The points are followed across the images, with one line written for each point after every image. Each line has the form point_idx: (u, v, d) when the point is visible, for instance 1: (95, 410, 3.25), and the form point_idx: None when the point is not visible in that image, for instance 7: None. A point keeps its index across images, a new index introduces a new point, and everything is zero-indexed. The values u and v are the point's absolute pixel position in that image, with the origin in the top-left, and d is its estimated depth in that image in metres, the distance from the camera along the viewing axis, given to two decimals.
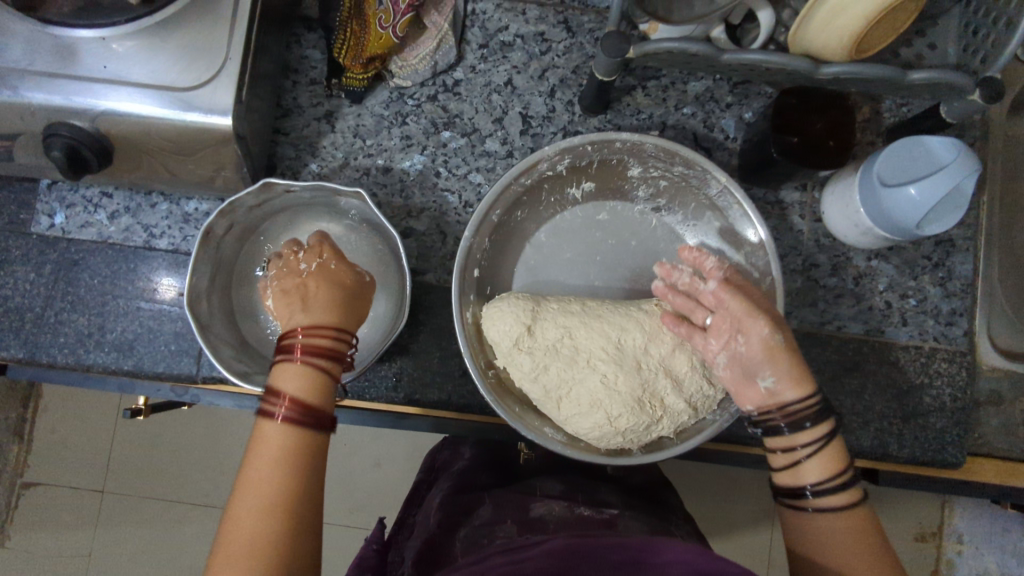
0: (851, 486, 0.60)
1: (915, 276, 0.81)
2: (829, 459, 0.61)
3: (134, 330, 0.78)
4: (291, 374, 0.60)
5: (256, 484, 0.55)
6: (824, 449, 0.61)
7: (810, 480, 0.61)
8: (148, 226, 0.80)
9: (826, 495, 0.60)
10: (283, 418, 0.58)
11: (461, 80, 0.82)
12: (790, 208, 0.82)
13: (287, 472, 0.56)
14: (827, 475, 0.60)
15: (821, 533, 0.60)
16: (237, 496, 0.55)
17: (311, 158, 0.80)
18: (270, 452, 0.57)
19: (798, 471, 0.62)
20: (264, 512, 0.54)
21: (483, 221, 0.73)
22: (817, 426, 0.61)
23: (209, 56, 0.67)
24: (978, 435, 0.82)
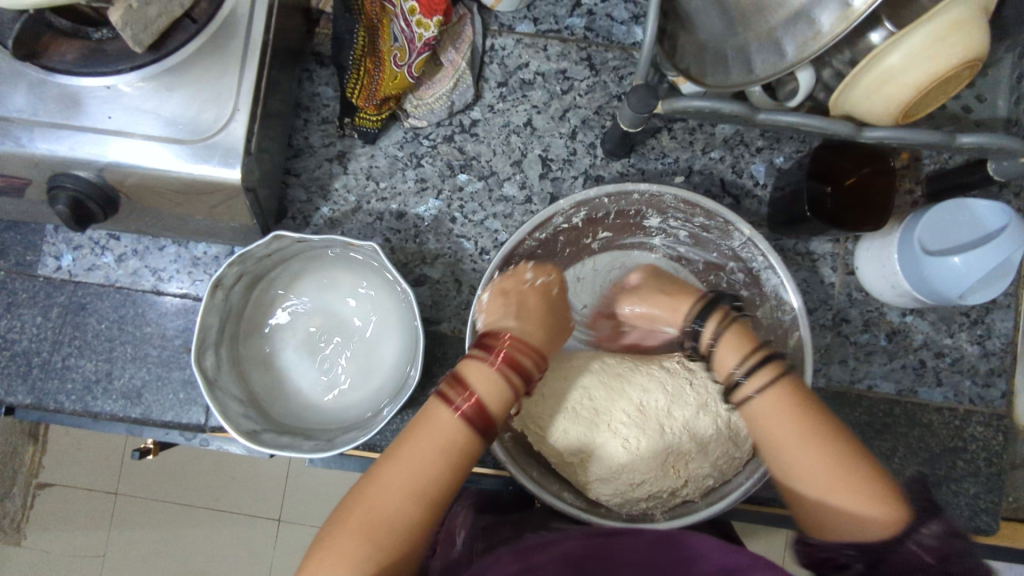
0: (769, 360, 0.60)
1: (951, 333, 0.78)
2: (739, 345, 0.63)
3: (141, 377, 0.76)
4: (488, 376, 0.59)
5: (413, 466, 0.55)
6: (729, 334, 0.64)
7: (730, 366, 0.62)
8: (156, 269, 0.78)
9: (754, 374, 0.60)
10: (465, 419, 0.57)
11: (478, 120, 0.79)
12: (821, 259, 0.78)
13: (452, 453, 0.56)
14: (739, 358, 0.61)
15: (765, 424, 0.58)
16: (382, 469, 0.55)
17: (323, 202, 0.78)
18: (435, 445, 0.56)
19: (723, 367, 0.63)
20: (407, 502, 0.53)
21: (496, 275, 0.70)
22: (711, 317, 0.66)
23: (218, 104, 0.64)
24: (1013, 500, 0.79)
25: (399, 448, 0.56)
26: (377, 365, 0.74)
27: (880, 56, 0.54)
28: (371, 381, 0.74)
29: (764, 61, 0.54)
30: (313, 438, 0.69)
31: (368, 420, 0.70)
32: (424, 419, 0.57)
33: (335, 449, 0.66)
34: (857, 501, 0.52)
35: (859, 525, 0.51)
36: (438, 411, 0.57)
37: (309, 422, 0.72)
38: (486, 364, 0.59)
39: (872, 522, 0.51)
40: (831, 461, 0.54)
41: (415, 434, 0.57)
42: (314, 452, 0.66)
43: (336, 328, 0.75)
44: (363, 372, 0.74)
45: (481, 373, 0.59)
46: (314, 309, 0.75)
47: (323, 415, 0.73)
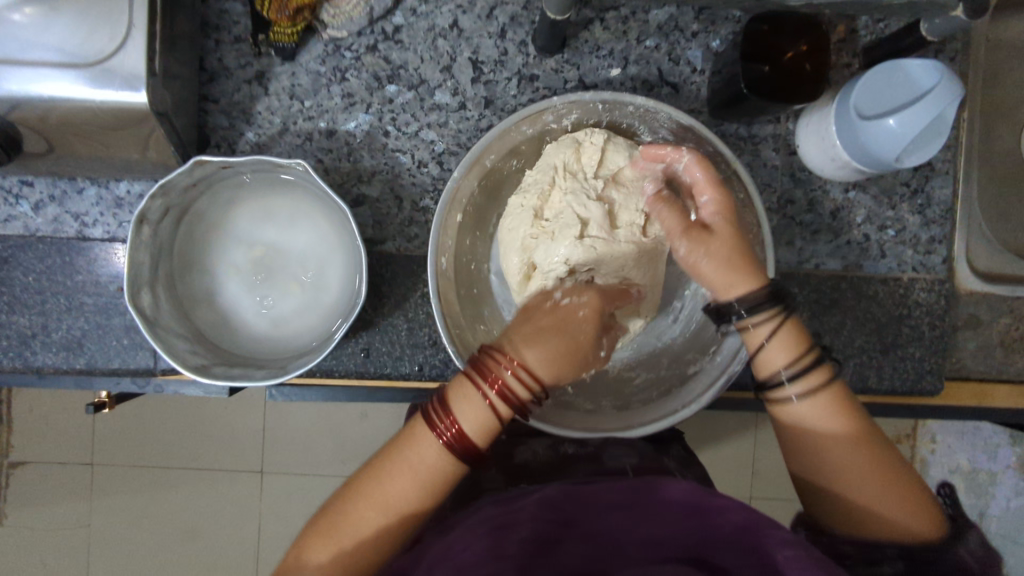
0: (818, 363, 0.58)
1: (893, 205, 0.79)
2: (789, 343, 0.59)
3: (80, 328, 0.73)
4: (475, 403, 0.55)
5: (385, 480, 0.55)
6: (780, 331, 0.59)
7: (775, 365, 0.60)
8: (79, 215, 0.73)
9: (800, 381, 0.58)
10: (443, 442, 0.55)
11: (401, 26, 0.74)
12: (763, 142, 0.77)
13: (432, 477, 0.55)
14: (791, 358, 0.59)
15: (810, 431, 0.59)
16: (363, 483, 0.56)
17: (247, 127, 0.74)
18: (412, 469, 0.55)
19: (765, 365, 0.60)
20: (382, 518, 0.55)
21: (477, 160, 0.68)
22: (768, 312, 0.59)
23: (113, 21, 0.59)
24: (954, 360, 0.82)
25: (382, 461, 0.57)
26: (325, 292, 0.73)
27: None
28: (321, 307, 0.73)
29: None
30: (266, 367, 0.69)
31: (319, 345, 0.69)
32: (413, 437, 0.56)
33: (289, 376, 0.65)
34: (903, 498, 0.56)
35: (902, 522, 0.55)
36: (426, 437, 0.56)
37: (257, 353, 0.71)
38: (479, 392, 0.55)
39: (907, 509, 0.56)
40: (871, 461, 0.57)
41: (398, 447, 0.57)
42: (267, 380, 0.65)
43: (275, 260, 0.73)
44: (309, 301, 0.73)
45: (473, 407, 0.55)
46: (249, 241, 0.73)
47: (275, 345, 0.72)
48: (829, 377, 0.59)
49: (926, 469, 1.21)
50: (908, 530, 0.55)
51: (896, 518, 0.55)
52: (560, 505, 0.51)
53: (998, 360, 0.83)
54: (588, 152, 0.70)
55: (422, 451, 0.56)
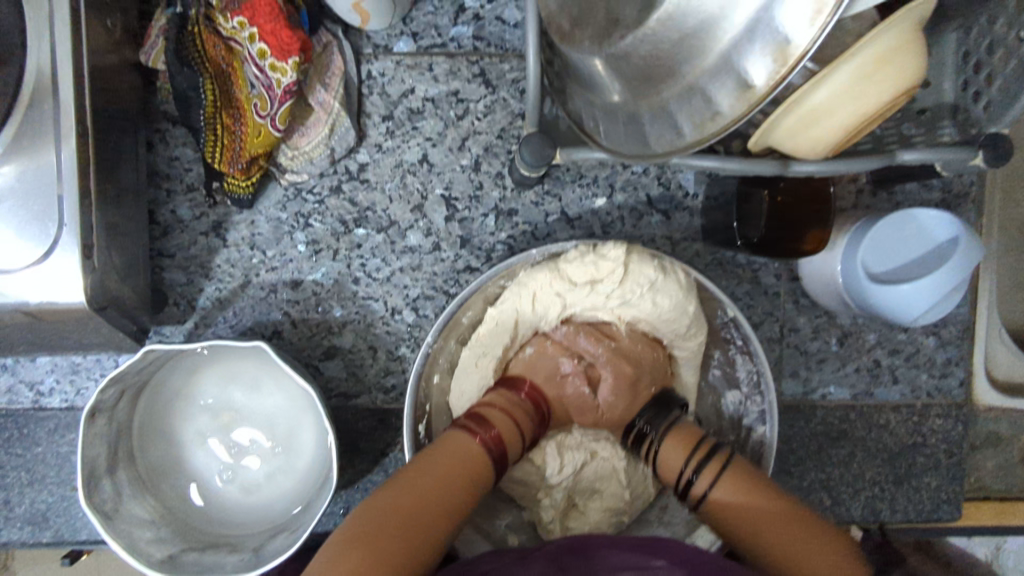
0: (713, 451, 0.57)
1: (905, 328, 0.73)
2: (681, 440, 0.59)
3: (43, 501, 0.69)
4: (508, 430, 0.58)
5: (440, 479, 0.53)
6: (675, 428, 0.60)
7: (677, 468, 0.58)
8: (33, 384, 0.69)
9: (704, 473, 0.56)
10: (479, 440, 0.56)
11: (366, 164, 0.69)
12: (763, 268, 0.72)
13: (478, 475, 0.54)
14: (687, 455, 0.57)
15: (730, 510, 0.54)
16: (416, 474, 0.53)
17: (206, 281, 0.69)
18: (453, 461, 0.54)
19: (669, 470, 0.58)
20: (437, 512, 0.51)
21: (452, 321, 0.64)
22: (665, 422, 0.60)
23: (43, 215, 0.54)
24: (974, 480, 0.77)
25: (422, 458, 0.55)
26: (298, 454, 0.69)
27: (802, 97, 0.44)
28: (296, 470, 0.68)
29: (656, 131, 0.44)
30: (239, 550, 0.64)
31: (294, 521, 0.64)
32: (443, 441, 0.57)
33: (261, 566, 0.60)
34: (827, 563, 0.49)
35: None
36: (459, 434, 0.57)
37: (230, 526, 0.67)
38: (506, 407, 0.59)
39: (846, 572, 0.49)
40: (790, 526, 0.52)
41: (435, 453, 0.55)
42: (239, 572, 0.60)
43: (246, 423, 0.69)
44: (283, 464, 0.69)
45: (507, 397, 0.60)
46: (217, 404, 0.69)
47: (249, 516, 0.68)
48: (727, 461, 0.57)
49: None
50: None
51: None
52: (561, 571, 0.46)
53: (1022, 477, 0.78)
54: (606, 270, 0.61)
55: (460, 444, 0.56)
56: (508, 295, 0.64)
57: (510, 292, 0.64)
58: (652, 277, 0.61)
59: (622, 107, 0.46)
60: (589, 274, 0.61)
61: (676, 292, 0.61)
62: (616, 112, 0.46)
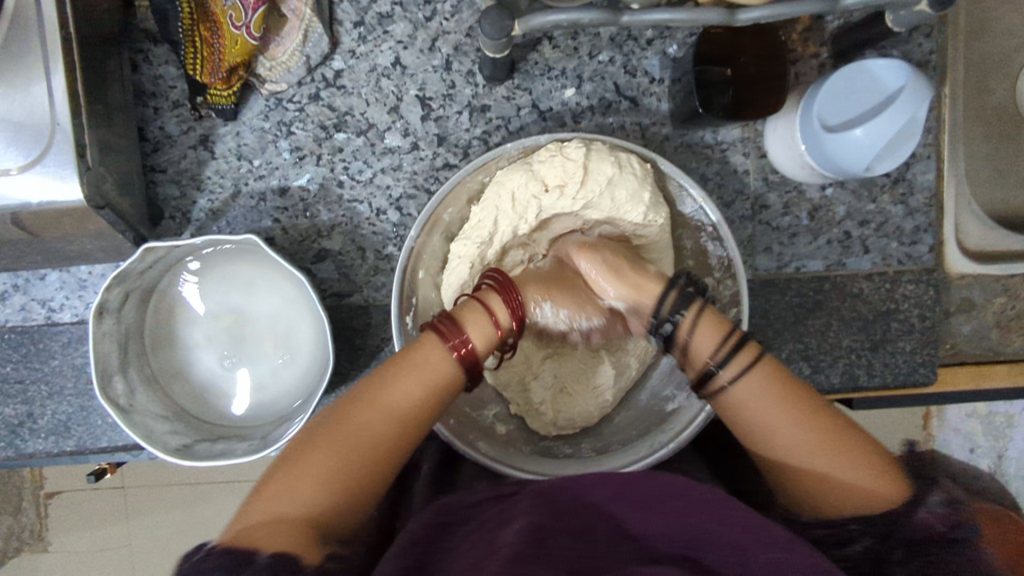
0: (743, 344, 0.57)
1: (873, 199, 0.76)
2: (711, 330, 0.59)
3: (64, 411, 0.73)
4: (488, 329, 0.60)
5: (391, 389, 0.55)
6: (702, 320, 0.60)
7: (705, 357, 0.59)
8: (45, 301, 0.73)
9: (728, 364, 0.57)
10: (450, 341, 0.57)
11: (341, 70, 0.72)
12: (730, 148, 0.74)
13: (438, 396, 0.56)
14: (716, 345, 0.58)
15: (753, 410, 0.56)
16: (373, 382, 0.55)
17: (198, 194, 0.72)
18: (416, 371, 0.56)
19: (698, 355, 0.59)
20: (390, 426, 0.54)
21: (433, 218, 0.66)
22: (697, 314, 0.61)
23: (36, 119, 0.58)
24: (950, 346, 0.80)
25: (381, 370, 0.56)
26: (299, 350, 0.72)
27: None
28: (298, 365, 0.72)
29: None
30: (249, 439, 0.68)
31: (298, 409, 0.68)
32: (414, 345, 0.58)
33: (268, 448, 0.64)
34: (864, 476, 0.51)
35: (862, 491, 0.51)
36: (434, 337, 0.58)
37: (239, 420, 0.71)
38: (483, 303, 0.61)
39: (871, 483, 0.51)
40: (817, 438, 0.53)
41: (400, 365, 0.56)
42: (249, 454, 0.65)
43: (247, 326, 0.73)
44: (286, 361, 0.73)
45: (489, 295, 0.62)
46: (220, 310, 0.73)
47: (256, 411, 0.72)
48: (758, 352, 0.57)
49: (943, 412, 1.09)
50: (876, 504, 0.50)
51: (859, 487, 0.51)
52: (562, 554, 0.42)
53: (996, 341, 0.80)
54: (569, 171, 0.63)
55: (420, 354, 0.57)
56: (488, 194, 0.66)
57: (489, 191, 0.66)
58: (610, 174, 0.63)
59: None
60: (558, 174, 0.64)
61: (632, 183, 0.64)
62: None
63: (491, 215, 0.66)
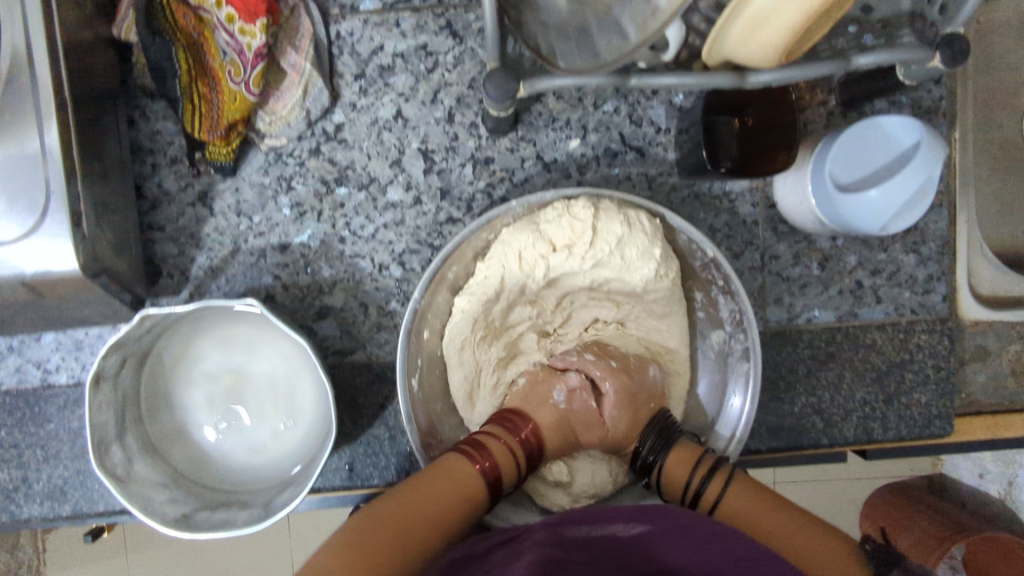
0: (715, 466, 0.59)
1: (885, 247, 0.74)
2: (681, 458, 0.61)
3: (60, 476, 0.71)
4: (505, 458, 0.60)
5: (434, 489, 0.55)
6: (676, 449, 0.62)
7: (682, 483, 0.60)
8: (40, 362, 0.72)
9: (708, 485, 0.59)
10: (478, 466, 0.58)
11: (342, 124, 0.71)
12: (739, 199, 0.73)
13: (474, 505, 0.57)
14: (690, 469, 0.60)
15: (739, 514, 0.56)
16: (416, 482, 0.56)
17: (197, 251, 0.71)
18: (454, 480, 0.57)
19: (674, 486, 0.61)
20: (437, 525, 0.53)
21: (437, 277, 0.64)
22: (667, 450, 0.63)
23: (29, 187, 0.56)
24: (965, 394, 0.78)
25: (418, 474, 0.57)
26: (300, 410, 0.71)
27: None
28: (300, 426, 0.70)
29: (608, 43, 0.50)
30: (249, 506, 0.66)
31: (300, 475, 0.66)
32: (442, 461, 0.59)
33: (269, 519, 0.62)
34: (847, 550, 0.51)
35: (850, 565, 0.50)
36: (460, 454, 0.59)
37: (240, 485, 0.70)
38: (502, 436, 0.61)
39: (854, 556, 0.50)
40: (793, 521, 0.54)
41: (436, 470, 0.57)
42: (250, 525, 0.63)
43: (248, 385, 0.71)
44: (288, 423, 0.71)
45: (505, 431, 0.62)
46: (219, 369, 0.71)
47: (258, 474, 0.70)
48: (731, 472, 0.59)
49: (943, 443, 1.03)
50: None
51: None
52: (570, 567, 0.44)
53: (1012, 389, 0.78)
54: (577, 232, 0.61)
55: (455, 464, 0.58)
56: (493, 253, 0.64)
57: (495, 250, 0.64)
58: (619, 233, 0.61)
59: (571, 19, 0.51)
60: (566, 234, 0.62)
61: (642, 243, 0.62)
62: (566, 27, 0.51)
63: (497, 274, 0.63)
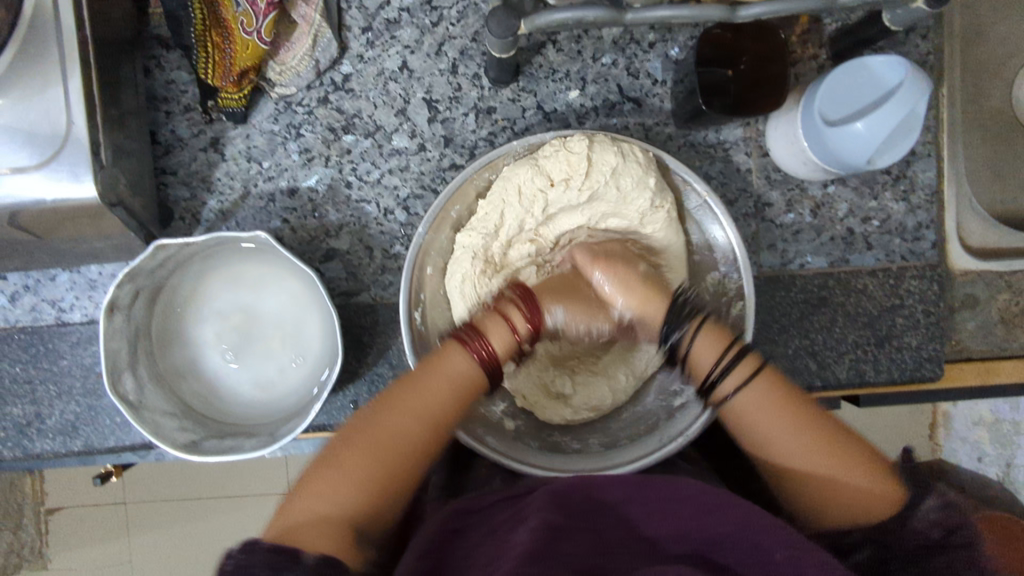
0: (744, 353, 0.59)
1: (875, 196, 0.77)
2: (710, 342, 0.60)
3: (72, 411, 0.73)
4: (505, 337, 0.61)
5: (421, 391, 0.56)
6: (704, 327, 0.61)
7: (706, 366, 0.60)
8: (55, 301, 0.74)
9: (732, 371, 0.58)
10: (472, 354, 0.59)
11: (350, 74, 0.73)
12: (733, 147, 0.75)
13: (463, 397, 0.58)
14: (717, 354, 0.59)
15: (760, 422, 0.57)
16: (404, 386, 0.57)
17: (208, 195, 0.73)
18: (445, 378, 0.57)
19: (697, 365, 0.61)
20: (421, 428, 0.55)
21: (441, 216, 0.66)
22: (700, 333, 0.61)
23: (51, 118, 0.59)
24: (956, 342, 0.80)
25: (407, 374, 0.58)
26: (307, 349, 0.73)
27: None
28: (306, 364, 0.73)
29: None
30: (256, 435, 0.68)
31: (306, 405, 0.68)
32: (441, 351, 0.59)
33: (276, 443, 0.64)
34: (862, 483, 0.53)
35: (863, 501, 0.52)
36: (459, 345, 0.59)
37: (246, 418, 0.72)
38: (506, 321, 0.61)
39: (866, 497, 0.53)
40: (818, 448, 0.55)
41: (426, 369, 0.58)
42: (257, 450, 0.65)
43: (257, 324, 0.73)
44: (296, 360, 0.73)
45: (513, 316, 0.62)
46: (230, 307, 0.73)
47: (264, 410, 0.72)
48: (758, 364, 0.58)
49: (950, 421, 1.11)
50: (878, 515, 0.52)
51: (863, 513, 0.52)
52: (565, 536, 0.44)
53: (1002, 337, 0.80)
54: (573, 165, 0.63)
55: (448, 360, 0.59)
56: (494, 191, 0.66)
57: (496, 187, 0.66)
58: (614, 164, 0.64)
59: None
60: (563, 168, 0.64)
61: (637, 173, 0.64)
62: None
63: (498, 209, 0.66)
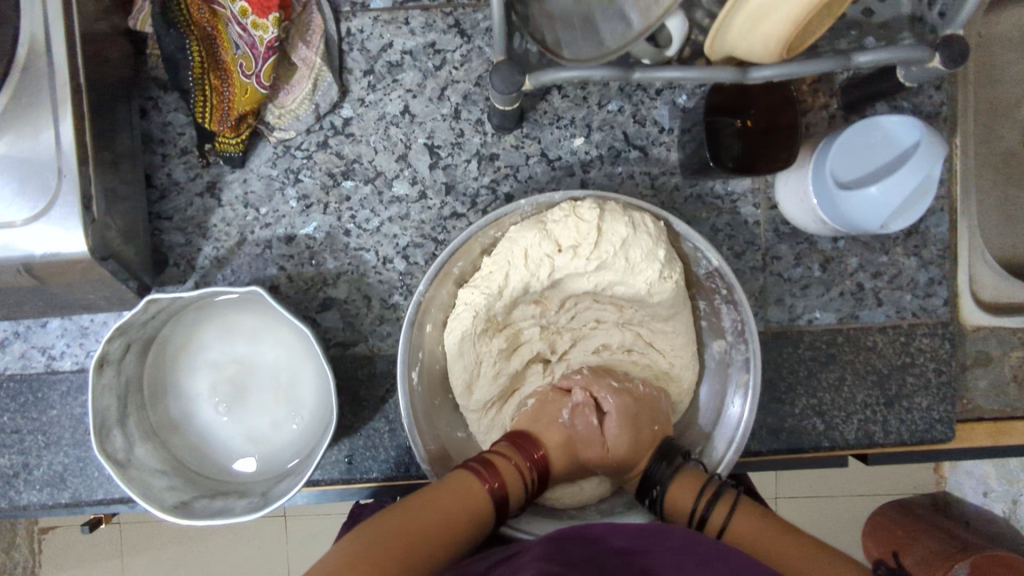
0: (721, 492, 0.59)
1: (886, 250, 0.75)
2: (686, 481, 0.61)
3: (61, 462, 0.72)
4: (516, 478, 0.60)
5: (443, 505, 0.55)
6: (679, 473, 0.61)
7: (687, 509, 0.59)
8: (45, 348, 0.72)
9: (714, 509, 0.58)
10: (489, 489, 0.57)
11: (351, 118, 0.72)
12: (741, 199, 0.73)
13: (482, 519, 0.56)
14: (696, 497, 0.59)
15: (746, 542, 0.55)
16: (422, 498, 0.55)
17: (203, 241, 0.72)
18: (464, 500, 0.56)
19: (678, 512, 0.60)
20: (441, 536, 0.53)
21: (443, 272, 0.65)
22: (674, 477, 0.61)
23: (42, 172, 0.57)
24: (967, 400, 0.78)
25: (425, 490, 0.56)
26: (301, 403, 0.71)
27: None
28: (300, 419, 0.71)
29: (611, 33, 0.52)
30: (248, 495, 0.66)
31: (299, 465, 0.66)
32: (449, 481, 0.58)
33: (266, 507, 0.62)
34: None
35: None
36: (471, 473, 0.58)
37: (238, 474, 0.70)
38: (518, 458, 0.60)
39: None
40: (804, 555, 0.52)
41: (443, 488, 0.57)
42: (248, 513, 0.63)
43: (251, 377, 0.71)
44: (290, 414, 0.71)
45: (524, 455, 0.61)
46: (223, 359, 0.71)
47: (258, 466, 0.70)
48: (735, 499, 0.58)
49: None
50: None
51: None
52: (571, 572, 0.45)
53: (1015, 395, 0.78)
54: (583, 233, 0.62)
55: (465, 481, 0.57)
56: (500, 249, 0.65)
57: (503, 246, 0.65)
58: (625, 234, 0.62)
59: (576, 12, 0.53)
60: (572, 235, 0.62)
61: (647, 243, 0.62)
62: (571, 15, 0.53)
63: (503, 269, 0.64)
